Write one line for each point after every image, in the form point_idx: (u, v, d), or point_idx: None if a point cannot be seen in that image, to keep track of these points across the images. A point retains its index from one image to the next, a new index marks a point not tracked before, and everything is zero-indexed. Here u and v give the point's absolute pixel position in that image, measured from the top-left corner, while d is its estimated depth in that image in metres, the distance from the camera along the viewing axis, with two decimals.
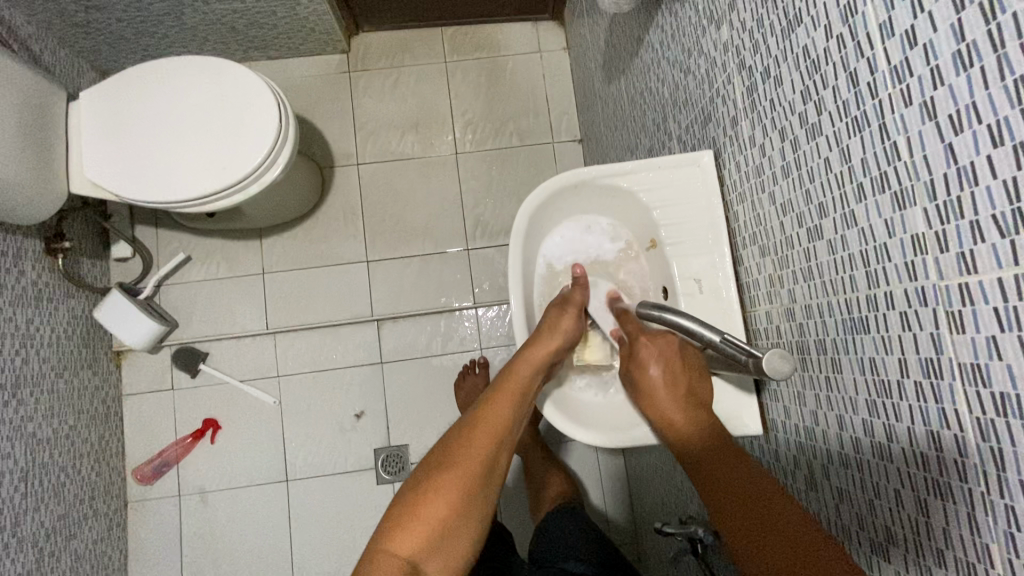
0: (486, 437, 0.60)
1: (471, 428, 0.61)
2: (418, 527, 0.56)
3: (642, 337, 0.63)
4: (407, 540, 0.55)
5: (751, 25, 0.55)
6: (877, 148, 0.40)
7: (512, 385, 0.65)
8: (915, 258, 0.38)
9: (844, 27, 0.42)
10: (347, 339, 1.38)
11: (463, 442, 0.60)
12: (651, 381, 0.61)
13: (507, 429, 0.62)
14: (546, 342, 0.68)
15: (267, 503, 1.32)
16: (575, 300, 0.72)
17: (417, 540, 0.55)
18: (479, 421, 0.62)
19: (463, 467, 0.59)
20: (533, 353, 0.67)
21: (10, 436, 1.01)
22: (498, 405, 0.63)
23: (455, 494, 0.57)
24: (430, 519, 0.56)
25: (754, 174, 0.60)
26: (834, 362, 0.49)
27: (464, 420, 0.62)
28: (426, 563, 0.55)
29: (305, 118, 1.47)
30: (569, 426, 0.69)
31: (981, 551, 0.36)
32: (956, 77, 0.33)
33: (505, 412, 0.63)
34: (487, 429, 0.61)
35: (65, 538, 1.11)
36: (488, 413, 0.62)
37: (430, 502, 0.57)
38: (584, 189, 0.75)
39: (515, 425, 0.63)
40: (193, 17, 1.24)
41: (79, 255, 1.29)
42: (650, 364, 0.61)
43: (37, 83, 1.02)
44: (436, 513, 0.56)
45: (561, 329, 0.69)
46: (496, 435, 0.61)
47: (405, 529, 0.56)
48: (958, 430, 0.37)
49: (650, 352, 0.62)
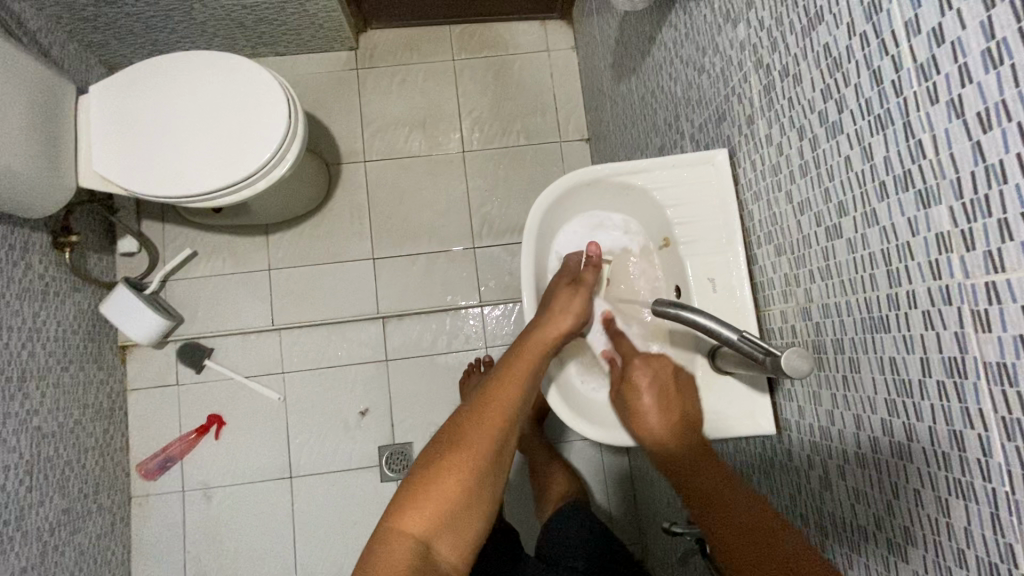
0: (495, 418, 0.61)
1: (482, 409, 0.61)
2: (428, 508, 0.56)
3: (637, 363, 0.64)
4: (417, 520, 0.55)
5: (769, 24, 0.55)
6: (901, 146, 0.40)
7: (522, 367, 0.65)
8: (940, 257, 0.38)
9: (867, 25, 0.42)
10: (353, 336, 1.38)
11: (472, 422, 0.61)
12: (641, 404, 0.62)
13: (517, 411, 0.62)
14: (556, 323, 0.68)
15: (271, 499, 1.32)
16: (588, 281, 0.72)
17: (427, 520, 0.55)
18: (489, 402, 0.62)
19: (473, 447, 0.59)
20: (543, 337, 0.67)
21: (16, 429, 1.01)
22: (508, 385, 0.63)
23: (465, 474, 0.58)
24: (441, 498, 0.56)
25: (770, 172, 0.59)
26: (853, 362, 0.49)
27: (473, 401, 0.63)
28: (437, 543, 0.55)
29: (312, 115, 1.47)
30: (573, 417, 0.69)
31: (1003, 551, 0.36)
32: (985, 74, 0.33)
33: (514, 392, 0.63)
34: (497, 409, 0.61)
35: (69, 532, 1.11)
36: (498, 394, 0.62)
37: (440, 482, 0.57)
38: (598, 187, 0.74)
39: (525, 406, 0.63)
40: (202, 12, 1.24)
41: (85, 250, 1.29)
42: (640, 390, 0.62)
43: (47, 76, 1.02)
44: (447, 493, 0.57)
45: (573, 310, 0.69)
46: (506, 414, 0.61)
47: (415, 507, 0.56)
48: (982, 430, 0.36)
49: (644, 375, 0.63)
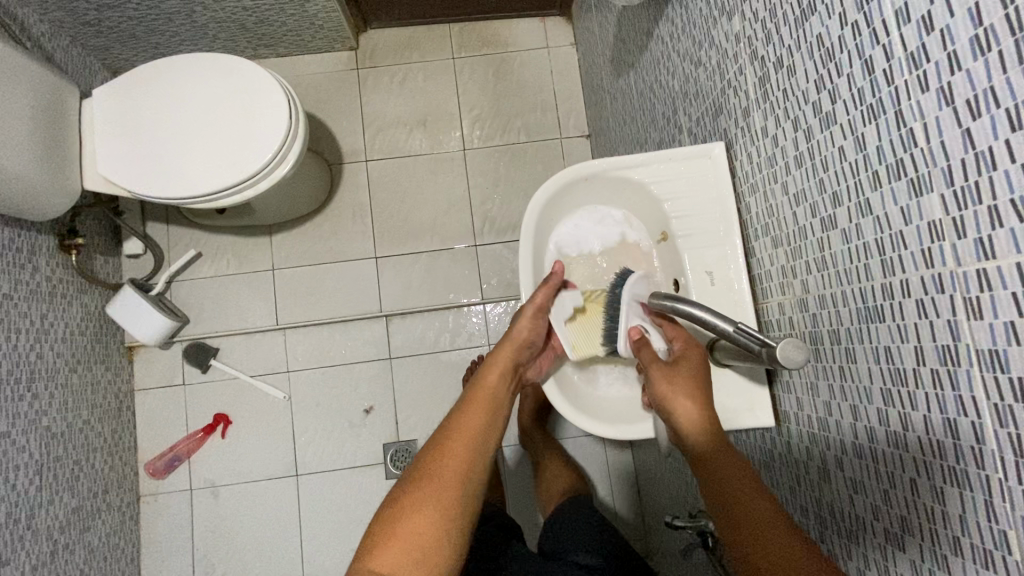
0: (462, 444, 0.63)
1: (446, 439, 0.64)
2: (396, 545, 0.56)
3: (693, 352, 0.63)
4: (389, 556, 0.56)
5: (763, 15, 0.55)
6: (892, 136, 0.40)
7: (479, 396, 0.68)
8: (932, 245, 0.38)
9: (859, 15, 0.42)
10: (356, 334, 1.39)
11: (437, 453, 0.62)
12: (688, 396, 0.60)
13: (481, 436, 0.65)
14: (505, 350, 0.72)
15: (278, 496, 1.33)
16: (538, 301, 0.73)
17: (397, 556, 0.56)
18: (452, 433, 0.64)
19: (440, 479, 0.60)
20: (499, 359, 0.71)
21: (25, 428, 1.02)
22: (470, 414, 0.66)
23: (432, 504, 0.59)
24: (411, 531, 0.57)
25: (766, 164, 0.60)
26: (848, 351, 0.49)
27: (440, 434, 0.65)
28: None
29: (313, 115, 1.48)
30: (562, 400, 0.71)
31: (998, 538, 0.36)
32: (973, 62, 0.33)
33: (478, 416, 0.66)
34: (461, 438, 0.64)
35: (79, 531, 1.13)
36: (462, 423, 0.65)
37: (409, 515, 0.58)
38: (595, 182, 0.75)
39: (491, 431, 0.66)
40: (203, 15, 1.25)
41: (91, 252, 1.30)
42: (679, 383, 0.61)
43: (52, 81, 1.03)
44: (417, 524, 0.57)
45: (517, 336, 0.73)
46: (470, 441, 0.64)
47: (386, 545, 0.56)
48: (975, 417, 0.36)
49: (695, 367, 0.62)
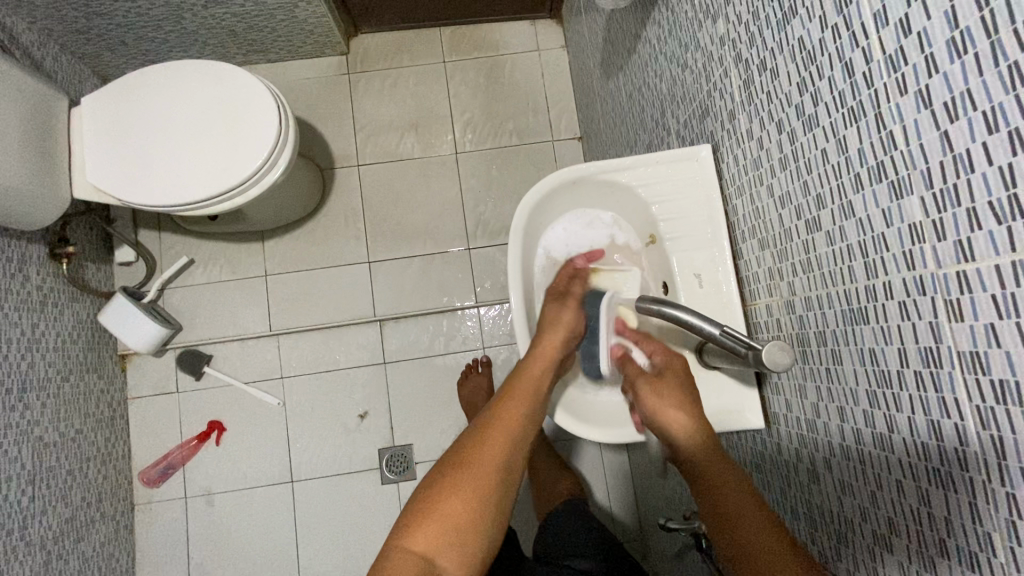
0: (502, 436, 0.63)
1: (487, 428, 0.64)
2: (431, 526, 0.57)
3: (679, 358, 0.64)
4: (423, 537, 0.57)
5: (746, 18, 0.55)
6: (873, 138, 0.40)
7: (522, 387, 0.66)
8: (914, 247, 0.38)
9: (838, 18, 0.42)
10: (350, 339, 1.39)
11: (477, 441, 0.62)
12: (678, 404, 0.60)
13: (521, 430, 0.64)
14: (551, 341, 0.69)
15: (272, 503, 1.32)
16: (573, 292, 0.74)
17: (429, 538, 0.57)
18: (491, 423, 0.64)
19: (476, 469, 0.60)
20: (544, 348, 0.69)
21: (16, 439, 1.01)
22: (511, 405, 0.65)
23: (469, 491, 0.59)
24: (445, 516, 0.58)
25: (751, 166, 0.60)
26: (834, 353, 0.49)
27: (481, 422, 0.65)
28: (440, 559, 0.56)
29: (305, 120, 1.47)
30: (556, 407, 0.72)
31: (983, 540, 0.36)
32: (950, 64, 0.33)
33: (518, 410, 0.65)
34: (499, 429, 0.63)
35: (72, 541, 1.12)
36: (502, 414, 0.65)
37: (446, 499, 0.58)
38: (584, 186, 0.75)
39: (528, 426, 0.65)
40: (193, 22, 1.25)
41: (82, 260, 1.29)
42: (664, 394, 0.61)
43: (40, 90, 1.03)
44: (452, 510, 0.58)
45: (562, 324, 0.71)
46: (510, 434, 0.63)
47: (419, 524, 0.57)
48: (958, 419, 0.37)
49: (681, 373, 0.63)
